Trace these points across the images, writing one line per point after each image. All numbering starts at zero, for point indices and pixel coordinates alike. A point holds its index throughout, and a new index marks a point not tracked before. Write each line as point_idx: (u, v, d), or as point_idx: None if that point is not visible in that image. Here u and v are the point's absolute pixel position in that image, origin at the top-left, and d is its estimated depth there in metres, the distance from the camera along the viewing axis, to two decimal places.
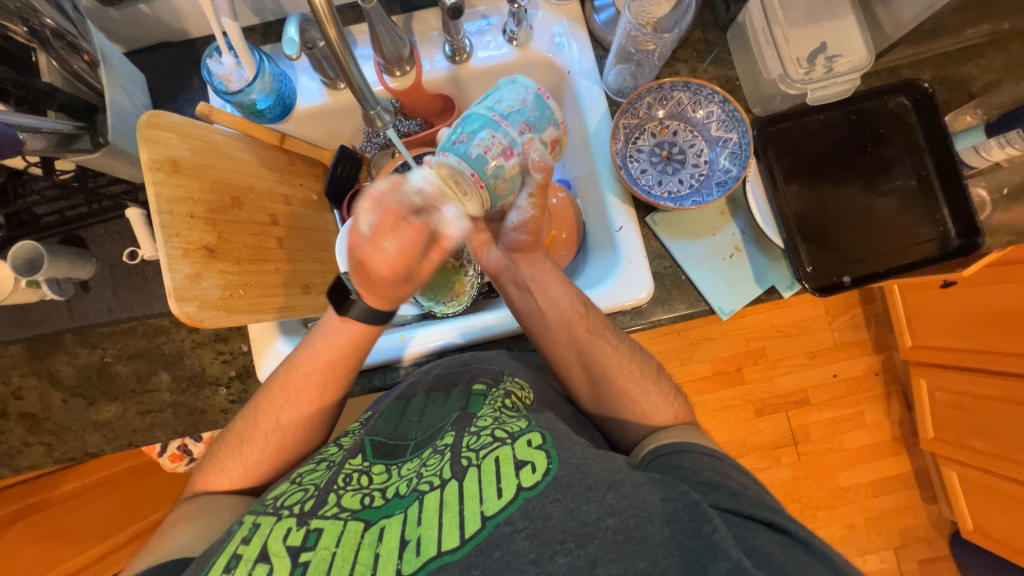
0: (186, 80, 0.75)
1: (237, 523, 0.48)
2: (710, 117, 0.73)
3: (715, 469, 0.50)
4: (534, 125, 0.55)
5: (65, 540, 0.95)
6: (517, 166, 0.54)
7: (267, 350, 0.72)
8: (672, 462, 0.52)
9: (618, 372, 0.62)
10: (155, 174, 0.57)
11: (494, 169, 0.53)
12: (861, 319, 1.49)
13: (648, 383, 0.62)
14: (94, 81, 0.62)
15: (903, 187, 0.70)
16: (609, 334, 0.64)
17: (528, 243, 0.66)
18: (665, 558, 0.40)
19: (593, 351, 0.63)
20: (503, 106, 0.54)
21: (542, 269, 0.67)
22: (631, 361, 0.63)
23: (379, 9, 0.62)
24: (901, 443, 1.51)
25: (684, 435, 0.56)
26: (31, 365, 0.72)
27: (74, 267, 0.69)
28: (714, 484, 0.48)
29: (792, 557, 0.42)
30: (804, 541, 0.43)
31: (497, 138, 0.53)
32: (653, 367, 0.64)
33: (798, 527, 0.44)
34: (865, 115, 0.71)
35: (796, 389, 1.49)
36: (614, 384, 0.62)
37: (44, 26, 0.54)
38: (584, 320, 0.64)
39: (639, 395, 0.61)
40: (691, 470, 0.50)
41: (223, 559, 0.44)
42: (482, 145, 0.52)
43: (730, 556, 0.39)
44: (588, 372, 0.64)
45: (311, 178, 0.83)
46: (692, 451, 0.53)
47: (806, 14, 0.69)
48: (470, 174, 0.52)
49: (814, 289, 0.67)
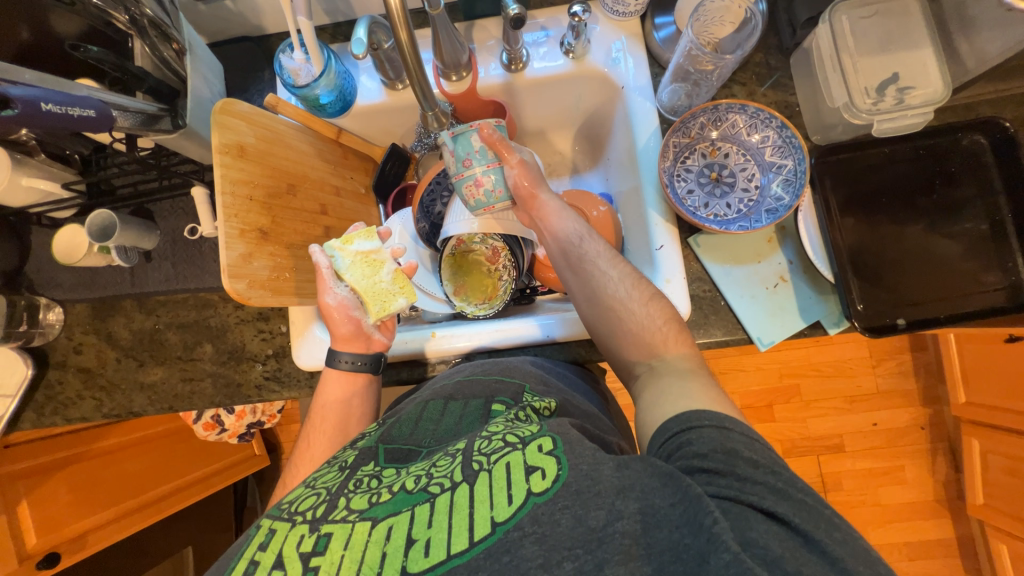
0: (258, 72, 0.80)
1: (255, 525, 0.47)
2: (766, 141, 0.71)
3: (718, 447, 0.43)
4: (466, 153, 0.67)
5: (100, 496, 1.01)
6: (482, 173, 0.68)
7: (304, 333, 0.75)
8: (676, 444, 0.45)
9: (609, 294, 0.61)
10: (223, 157, 0.60)
11: (485, 193, 0.69)
12: (909, 367, 1.40)
13: (639, 305, 0.60)
14: (180, 69, 0.67)
15: (972, 231, 0.66)
16: (600, 262, 0.65)
17: (527, 188, 0.70)
18: (670, 563, 0.37)
19: (588, 277, 0.64)
20: (452, 164, 0.68)
21: (546, 208, 0.70)
22: (623, 284, 0.62)
23: (444, 15, 0.64)
24: (944, 506, 1.39)
25: (686, 406, 0.48)
26: (93, 325, 0.78)
27: (141, 237, 0.74)
28: (716, 470, 0.41)
29: (789, 550, 0.36)
30: (804, 532, 0.38)
31: (468, 185, 0.69)
32: (650, 288, 0.62)
33: (803, 518, 0.38)
34: (935, 151, 0.67)
35: (831, 433, 1.41)
36: (607, 307, 0.61)
37: (143, 16, 0.60)
38: (577, 249, 0.66)
39: (631, 317, 0.59)
40: (693, 455, 0.43)
41: (240, 563, 0.44)
42: (469, 193, 0.69)
43: (728, 547, 0.35)
44: (582, 297, 0.64)
45: (362, 172, 0.86)
46: (694, 426, 0.45)
47: (879, 43, 0.67)
48: (488, 207, 0.71)
49: (863, 328, 0.63)
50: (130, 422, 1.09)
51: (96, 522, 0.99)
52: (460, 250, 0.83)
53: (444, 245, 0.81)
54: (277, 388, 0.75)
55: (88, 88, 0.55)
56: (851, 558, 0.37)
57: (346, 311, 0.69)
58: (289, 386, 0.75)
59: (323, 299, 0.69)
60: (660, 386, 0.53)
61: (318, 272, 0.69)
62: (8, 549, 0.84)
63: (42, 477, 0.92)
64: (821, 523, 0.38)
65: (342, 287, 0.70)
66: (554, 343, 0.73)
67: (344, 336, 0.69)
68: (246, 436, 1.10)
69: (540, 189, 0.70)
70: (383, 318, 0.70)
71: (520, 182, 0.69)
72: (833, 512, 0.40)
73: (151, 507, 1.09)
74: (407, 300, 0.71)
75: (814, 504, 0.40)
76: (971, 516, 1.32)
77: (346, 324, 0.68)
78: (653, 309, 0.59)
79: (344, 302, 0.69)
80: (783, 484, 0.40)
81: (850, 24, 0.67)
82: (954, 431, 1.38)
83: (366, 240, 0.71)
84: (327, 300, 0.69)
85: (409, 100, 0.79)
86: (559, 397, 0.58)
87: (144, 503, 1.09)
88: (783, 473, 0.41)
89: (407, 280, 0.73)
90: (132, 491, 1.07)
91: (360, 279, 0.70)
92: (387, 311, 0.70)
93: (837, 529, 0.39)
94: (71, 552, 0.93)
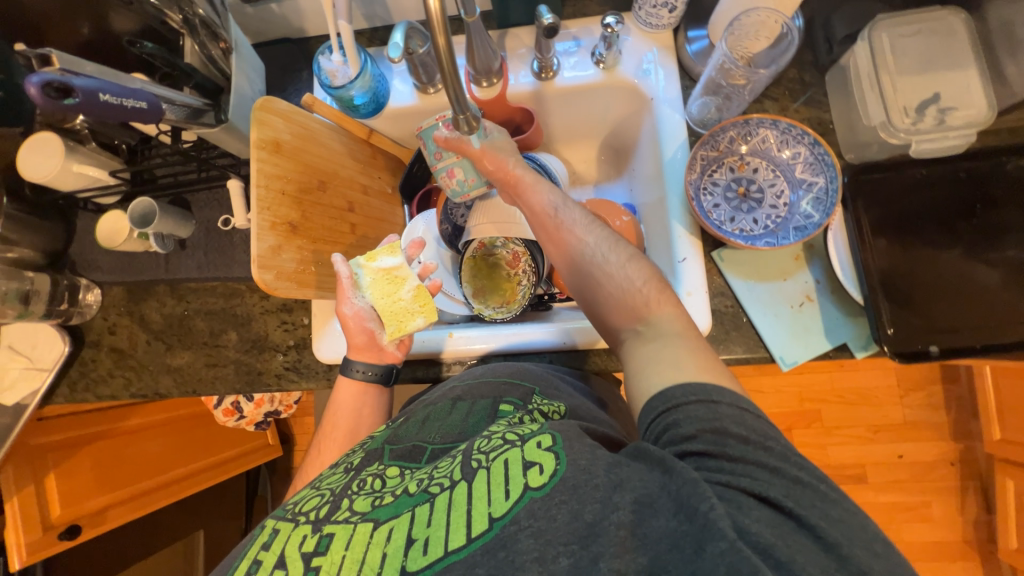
0: (297, 73, 0.83)
1: (261, 526, 0.48)
2: (797, 158, 0.70)
3: (706, 427, 0.41)
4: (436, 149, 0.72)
5: (120, 474, 1.05)
6: (454, 163, 0.72)
7: (325, 327, 0.76)
8: (661, 425, 0.44)
9: (589, 261, 0.60)
10: (261, 152, 0.63)
11: (458, 183, 0.74)
12: (940, 399, 1.34)
13: (617, 268, 0.58)
14: (225, 67, 0.70)
15: (1014, 258, 0.63)
16: (577, 227, 0.63)
17: (502, 170, 0.69)
18: (666, 552, 0.36)
19: (566, 246, 0.62)
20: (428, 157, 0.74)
21: (522, 180, 0.68)
22: (601, 248, 0.60)
23: (479, 22, 0.65)
24: (974, 548, 1.32)
25: (671, 379, 0.46)
26: (127, 307, 0.82)
27: (177, 225, 0.77)
28: (706, 452, 0.40)
29: (781, 537, 0.35)
30: (798, 517, 0.37)
31: (443, 177, 0.74)
32: (628, 248, 0.61)
33: (796, 501, 0.37)
34: (977, 175, 0.65)
35: (852, 463, 1.35)
36: (588, 275, 0.59)
37: (196, 15, 0.63)
38: (553, 219, 0.64)
39: (611, 280, 0.57)
40: (680, 438, 0.42)
41: (244, 562, 0.45)
42: (444, 183, 0.75)
43: (724, 535, 0.34)
44: (564, 266, 0.63)
45: (389, 173, 0.88)
46: (681, 404, 0.44)
47: (918, 61, 0.66)
48: (464, 194, 0.76)
49: (893, 354, 0.61)
50: (154, 403, 1.12)
51: (112, 499, 1.02)
52: (482, 253, 0.84)
53: (467, 246, 0.84)
54: (296, 379, 0.77)
55: (142, 81, 0.59)
56: (847, 542, 0.35)
57: (363, 323, 0.70)
58: (307, 377, 0.77)
59: (342, 309, 0.70)
60: (647, 354, 0.51)
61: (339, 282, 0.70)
62: (33, 517, 0.88)
63: (68, 452, 0.96)
64: (817, 502, 0.38)
65: (361, 298, 0.71)
66: (571, 349, 0.72)
67: (357, 345, 0.70)
68: (263, 424, 1.12)
69: (512, 163, 0.69)
70: (399, 338, 0.71)
71: (489, 166, 0.70)
72: (830, 487, 0.39)
73: (168, 488, 1.12)
74: (426, 319, 0.71)
75: (809, 480, 0.39)
76: (1003, 561, 1.25)
77: (360, 334, 0.69)
78: (631, 270, 0.57)
79: (360, 313, 0.70)
80: (776, 461, 0.39)
81: (890, 41, 0.66)
82: (988, 469, 1.31)
83: (389, 255, 0.72)
84: (345, 310, 0.70)
85: (440, 104, 0.81)
86: (569, 402, 0.58)
87: (161, 484, 1.12)
88: (775, 447, 0.40)
89: (429, 298, 0.72)
90: (150, 471, 1.11)
91: (382, 298, 0.71)
92: (403, 332, 0.70)
93: (837, 511, 0.37)
94: (91, 525, 0.97)
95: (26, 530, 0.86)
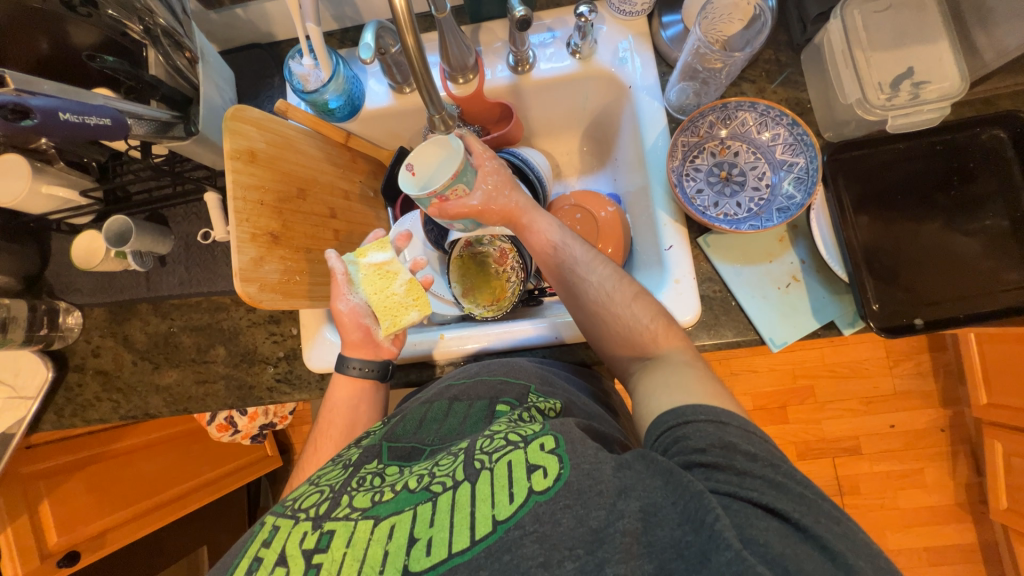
0: (267, 79, 0.81)
1: (260, 522, 0.48)
2: (776, 139, 0.70)
3: (716, 441, 0.42)
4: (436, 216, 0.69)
5: (121, 495, 1.04)
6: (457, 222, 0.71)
7: (314, 336, 0.76)
8: (672, 437, 0.45)
9: (594, 299, 0.61)
10: (235, 162, 0.61)
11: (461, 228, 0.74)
12: (928, 367, 1.36)
13: (622, 306, 0.59)
14: (192, 76, 0.69)
15: (992, 227, 0.64)
16: (581, 266, 0.64)
17: (502, 206, 0.70)
18: (672, 560, 0.36)
19: (570, 283, 0.64)
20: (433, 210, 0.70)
21: (523, 214, 0.70)
22: (606, 286, 0.61)
23: (451, 19, 0.64)
24: (966, 510, 1.35)
25: (681, 399, 0.48)
26: (111, 328, 0.80)
27: (156, 242, 0.76)
28: (714, 464, 0.41)
29: (790, 547, 0.36)
30: (804, 528, 0.37)
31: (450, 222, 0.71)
32: (634, 285, 0.62)
33: (804, 514, 0.38)
34: (952, 147, 0.65)
35: (846, 435, 1.38)
36: (593, 313, 0.61)
37: (157, 25, 0.62)
38: (556, 257, 0.66)
39: (618, 320, 0.59)
40: (691, 449, 0.43)
41: (244, 559, 0.44)
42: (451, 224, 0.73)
43: (729, 545, 0.34)
44: (568, 301, 0.64)
45: (369, 176, 0.87)
46: (691, 420, 0.45)
47: (890, 36, 0.66)
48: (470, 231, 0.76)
49: (879, 328, 0.62)
50: (145, 423, 1.11)
51: (116, 520, 1.02)
52: (468, 251, 0.84)
53: (452, 247, 0.83)
54: (288, 390, 0.76)
55: (104, 97, 0.57)
56: (853, 554, 0.36)
57: (359, 319, 0.69)
58: (300, 388, 0.76)
59: (335, 305, 0.70)
60: (654, 380, 0.52)
61: (334, 278, 0.70)
62: (29, 546, 0.87)
63: (65, 476, 0.95)
64: (823, 518, 0.38)
65: (356, 295, 0.70)
66: (561, 344, 0.72)
67: (354, 340, 0.69)
68: (258, 437, 1.11)
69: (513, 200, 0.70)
70: (394, 334, 0.70)
71: (493, 217, 0.70)
72: (835, 504, 0.40)
73: (170, 506, 1.12)
74: (420, 313, 0.70)
75: (814, 495, 0.39)
76: (994, 520, 1.28)
77: (356, 330, 0.69)
78: (636, 308, 0.59)
79: (355, 309, 0.69)
80: (782, 477, 0.40)
81: (863, 18, 0.66)
82: (976, 434, 1.34)
83: (381, 251, 0.71)
84: (340, 306, 0.69)
85: (417, 103, 0.80)
86: (564, 398, 0.57)
87: (162, 502, 1.11)
88: (782, 464, 0.41)
89: (423, 292, 0.71)
90: (151, 489, 1.10)
91: (375, 294, 0.70)
92: (398, 327, 0.69)
93: (839, 522, 0.38)
94: (91, 549, 0.96)
95: (23, 559, 0.85)
